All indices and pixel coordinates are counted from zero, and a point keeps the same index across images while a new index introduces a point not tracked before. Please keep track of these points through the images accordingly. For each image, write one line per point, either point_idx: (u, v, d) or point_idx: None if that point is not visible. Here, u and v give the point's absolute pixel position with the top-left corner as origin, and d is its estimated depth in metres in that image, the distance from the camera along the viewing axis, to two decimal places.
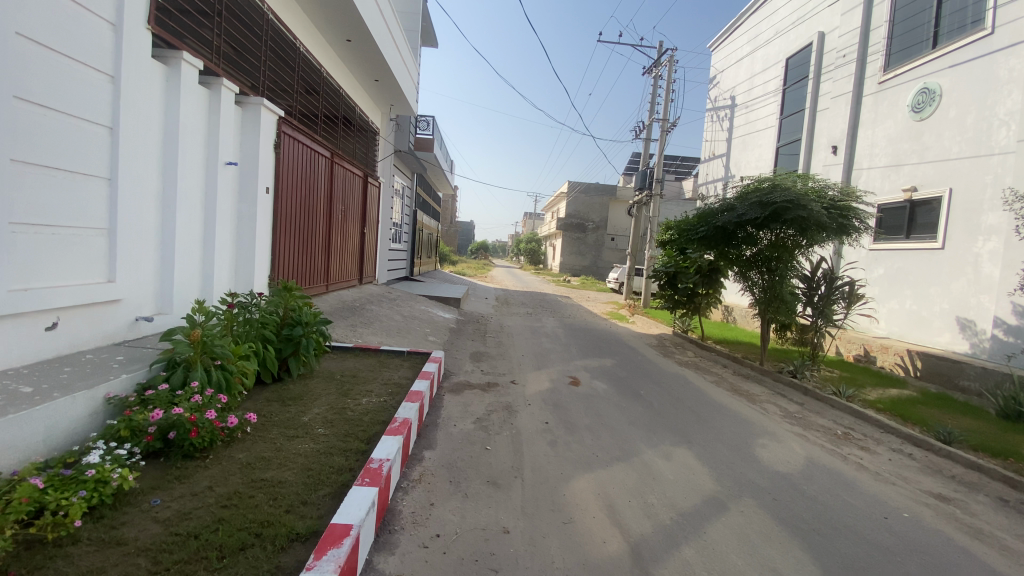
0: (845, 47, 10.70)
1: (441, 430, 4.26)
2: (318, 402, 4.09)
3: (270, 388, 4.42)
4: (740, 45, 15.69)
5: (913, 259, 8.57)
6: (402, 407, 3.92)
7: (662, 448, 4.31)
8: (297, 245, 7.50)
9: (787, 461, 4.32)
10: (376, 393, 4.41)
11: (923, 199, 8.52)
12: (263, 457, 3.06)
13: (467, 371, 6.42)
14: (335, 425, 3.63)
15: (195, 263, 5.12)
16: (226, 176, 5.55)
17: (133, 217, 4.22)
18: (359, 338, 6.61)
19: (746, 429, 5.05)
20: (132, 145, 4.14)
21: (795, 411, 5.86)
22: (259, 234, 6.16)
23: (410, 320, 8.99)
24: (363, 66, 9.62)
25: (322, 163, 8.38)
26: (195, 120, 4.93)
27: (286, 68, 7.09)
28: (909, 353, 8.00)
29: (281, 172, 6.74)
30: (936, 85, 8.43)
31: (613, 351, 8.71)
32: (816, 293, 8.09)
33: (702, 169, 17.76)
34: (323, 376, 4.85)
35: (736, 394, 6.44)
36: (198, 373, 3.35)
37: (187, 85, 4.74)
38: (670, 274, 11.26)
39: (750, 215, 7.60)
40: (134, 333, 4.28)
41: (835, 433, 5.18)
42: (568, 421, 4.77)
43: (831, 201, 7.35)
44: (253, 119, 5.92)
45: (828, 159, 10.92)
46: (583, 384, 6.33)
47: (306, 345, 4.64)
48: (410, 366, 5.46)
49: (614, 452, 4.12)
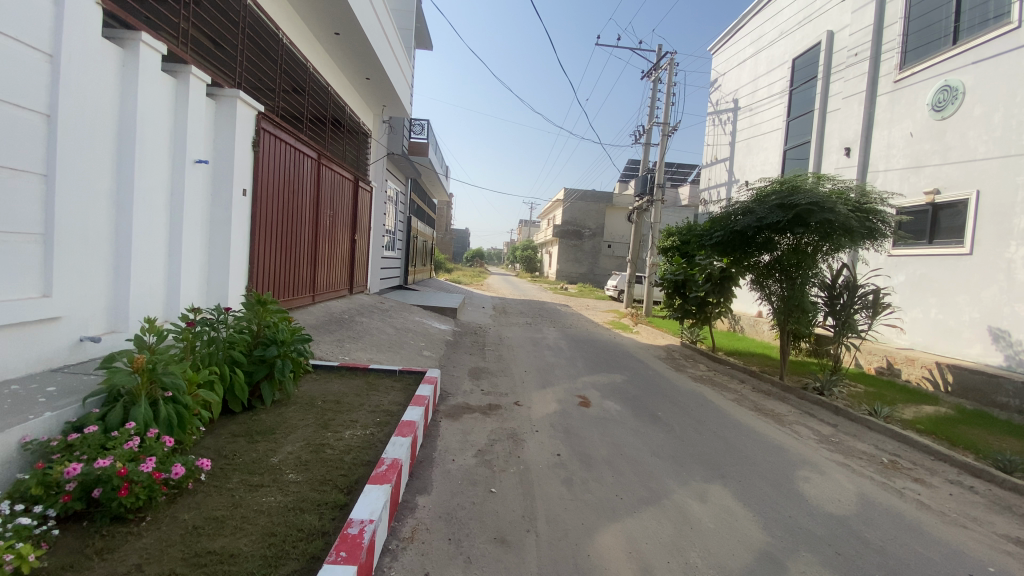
0: (857, 45, 10.26)
1: (437, 469, 3.65)
2: (293, 437, 3.48)
3: (238, 420, 3.80)
4: (741, 47, 15.30)
5: (939, 266, 8.05)
6: (391, 444, 3.31)
7: (694, 485, 3.73)
8: (278, 253, 6.86)
9: (838, 500, 3.74)
10: (362, 423, 3.80)
11: (946, 202, 8.05)
12: (214, 516, 2.44)
13: (466, 391, 5.81)
14: (310, 469, 3.02)
15: (159, 274, 4.51)
16: (195, 176, 4.94)
17: (80, 219, 3.61)
18: (346, 354, 6.00)
19: (783, 458, 4.48)
20: (78, 137, 3.55)
21: (830, 434, 5.30)
22: (234, 241, 5.55)
23: (403, 332, 8.37)
24: (353, 63, 9.05)
25: (308, 164, 7.77)
26: (158, 112, 4.34)
27: (268, 62, 6.50)
28: (938, 366, 7.47)
29: (261, 173, 6.14)
30: (957, 83, 7.98)
31: (621, 366, 8.11)
32: (837, 303, 7.52)
33: (704, 174, 17.29)
34: (302, 403, 4.22)
35: (761, 414, 5.86)
36: (141, 409, 2.75)
37: (148, 71, 4.15)
38: (677, 283, 10.72)
39: (771, 219, 7.06)
40: (78, 357, 3.65)
41: (881, 461, 4.62)
42: (583, 453, 4.18)
43: (858, 202, 6.85)
44: (228, 114, 5.33)
45: (842, 162, 10.44)
46: (594, 405, 5.72)
47: (282, 367, 4.03)
48: (402, 388, 4.85)
49: (640, 493, 3.53)
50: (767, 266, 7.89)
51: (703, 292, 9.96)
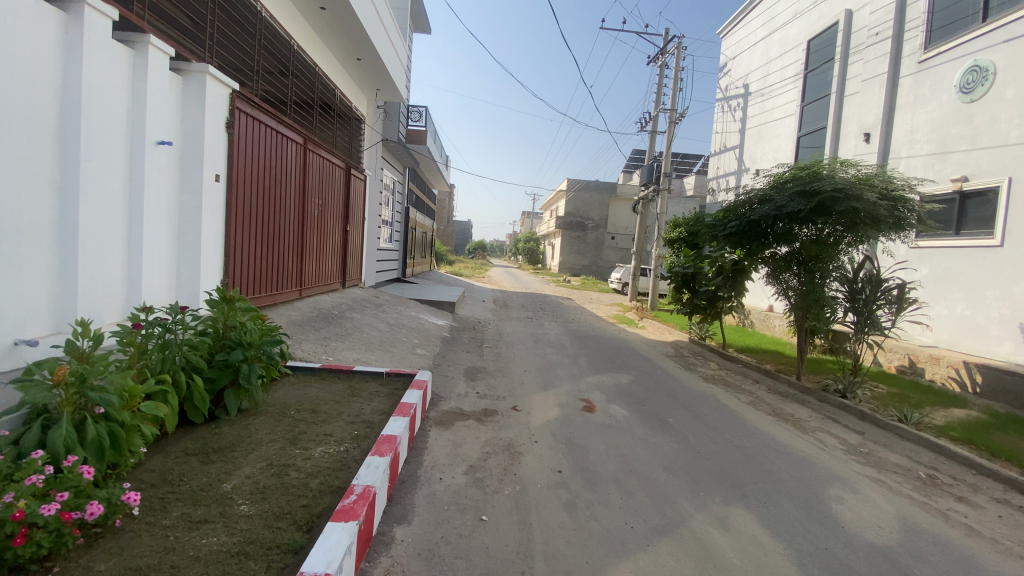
0: (878, 24, 9.66)
1: (422, 490, 3.20)
2: (255, 455, 3.04)
3: (196, 433, 3.36)
4: (753, 29, 14.66)
5: (967, 259, 7.52)
6: (365, 466, 2.85)
7: (713, 510, 3.28)
8: (259, 244, 6.39)
9: (878, 526, 3.29)
10: (336, 438, 3.36)
11: (974, 190, 7.52)
12: (138, 567, 2.02)
13: (460, 395, 5.35)
14: (265, 499, 2.57)
15: (117, 269, 4.07)
16: (158, 159, 4.47)
17: (12, 208, 3.16)
18: (331, 354, 5.55)
19: (811, 473, 4.02)
20: (7, 112, 3.09)
21: (857, 443, 4.85)
22: (205, 231, 5.10)
23: (396, 329, 7.91)
24: (342, 41, 8.49)
25: (293, 149, 7.29)
26: (110, 86, 3.87)
27: (244, 36, 5.98)
28: (966, 365, 6.98)
29: (236, 158, 5.66)
30: (988, 63, 7.40)
31: (628, 365, 7.64)
32: (858, 297, 6.85)
33: (712, 162, 16.68)
34: (272, 413, 3.76)
35: (781, 421, 5.38)
36: (60, 431, 2.33)
37: (97, 40, 3.68)
38: (687, 276, 10.23)
39: (792, 207, 6.55)
40: (10, 362, 3.18)
41: (918, 477, 4.15)
42: (587, 469, 3.72)
43: (885, 189, 6.31)
44: (196, 92, 4.85)
45: (861, 148, 9.87)
46: (599, 409, 5.26)
47: (248, 372, 3.56)
48: (387, 395, 4.38)
49: (653, 520, 3.09)
50: (784, 258, 7.38)
51: (714, 286, 9.46)
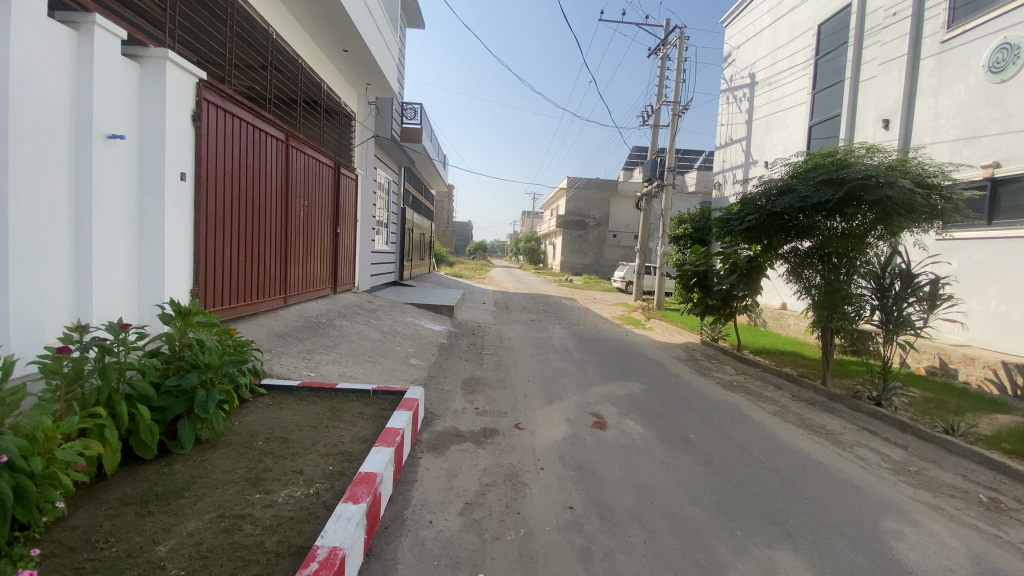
0: (895, 4, 9.13)
1: (408, 539, 2.68)
2: (205, 502, 2.53)
3: (142, 473, 2.84)
4: (758, 17, 14.12)
5: (1002, 250, 6.99)
6: (335, 518, 2.33)
7: (754, 555, 2.75)
8: (234, 247, 5.87)
9: (951, 570, 2.76)
10: (307, 476, 2.85)
11: (1009, 176, 6.99)
12: None
13: (456, 412, 4.84)
14: (206, 568, 2.06)
15: (63, 280, 3.57)
16: (112, 156, 3.97)
17: None
18: (314, 368, 5.05)
19: (859, 501, 3.50)
20: None
21: (903, 460, 4.32)
22: (169, 236, 4.60)
23: (389, 337, 7.41)
24: (328, 32, 7.97)
25: (273, 146, 6.76)
26: (47, 74, 3.35)
27: (215, 22, 5.46)
28: (1005, 365, 6.44)
29: (205, 153, 5.15)
30: (1019, 39, 6.85)
31: (640, 371, 7.12)
32: (887, 294, 6.14)
33: (718, 156, 16.14)
34: (236, 444, 3.24)
35: (813, 434, 4.85)
36: None
37: (28, 20, 3.16)
38: (699, 275, 9.64)
39: (818, 197, 6.08)
40: None
41: (980, 501, 3.63)
42: (603, 503, 3.21)
43: (919, 175, 5.81)
44: (156, 80, 4.35)
45: (879, 136, 9.35)
46: (611, 426, 4.74)
47: (205, 399, 3.03)
48: (372, 418, 3.86)
49: (685, 572, 2.56)
50: (807, 253, 6.83)
51: (728, 284, 8.90)
